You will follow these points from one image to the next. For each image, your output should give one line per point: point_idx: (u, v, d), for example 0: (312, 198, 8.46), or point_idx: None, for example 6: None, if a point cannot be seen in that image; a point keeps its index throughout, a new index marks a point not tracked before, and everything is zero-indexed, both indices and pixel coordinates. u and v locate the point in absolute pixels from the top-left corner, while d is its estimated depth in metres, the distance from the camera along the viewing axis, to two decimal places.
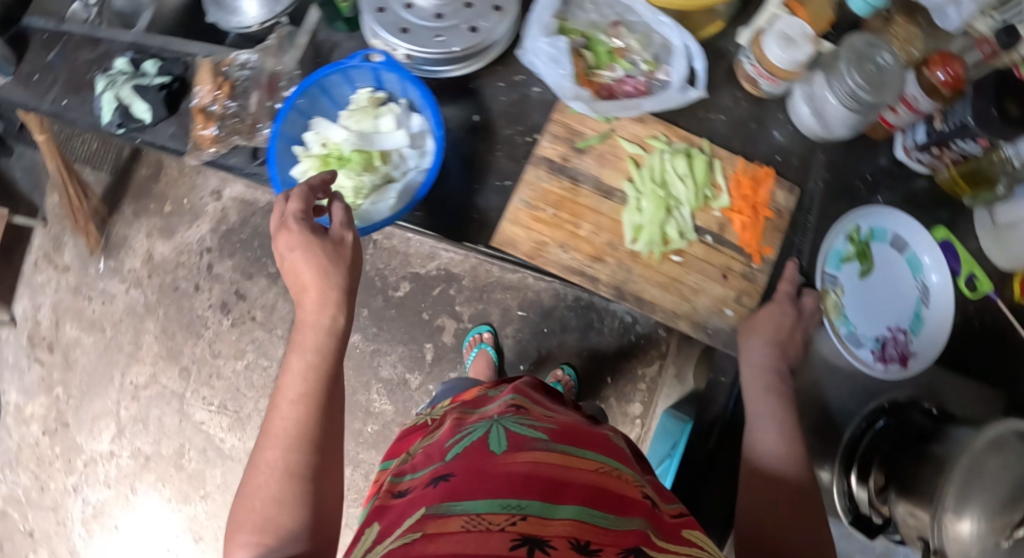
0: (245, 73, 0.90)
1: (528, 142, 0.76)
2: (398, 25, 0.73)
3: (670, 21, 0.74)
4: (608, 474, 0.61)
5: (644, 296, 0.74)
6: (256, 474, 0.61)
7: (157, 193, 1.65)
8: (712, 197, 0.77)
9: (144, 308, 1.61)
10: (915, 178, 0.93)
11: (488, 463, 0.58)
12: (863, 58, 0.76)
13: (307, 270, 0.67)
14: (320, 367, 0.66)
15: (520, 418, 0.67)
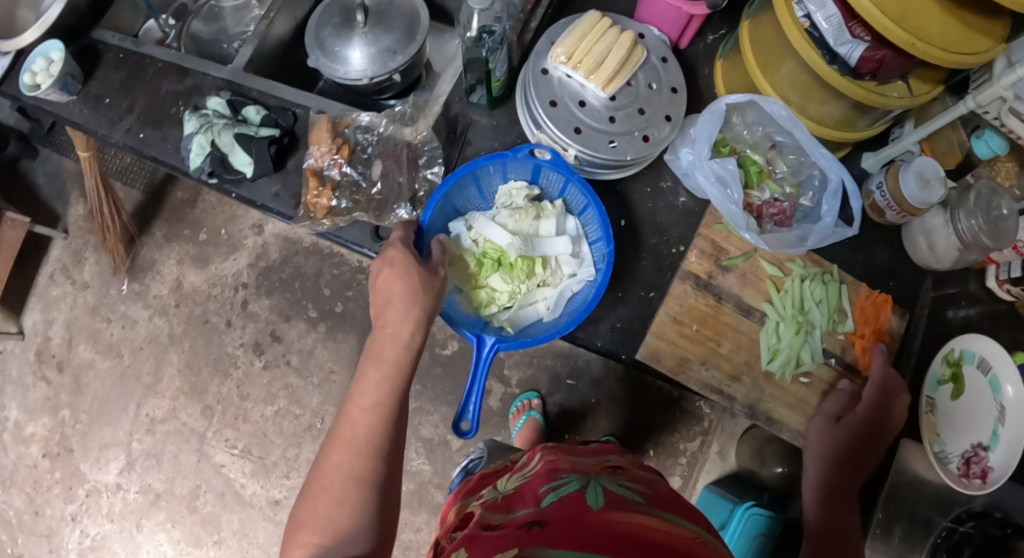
0: (368, 138, 0.89)
1: (671, 252, 0.77)
2: (571, 123, 0.72)
3: (829, 154, 0.73)
4: (706, 546, 0.56)
5: (775, 416, 0.75)
6: (319, 476, 0.60)
7: (193, 218, 1.55)
8: (839, 322, 0.79)
9: (169, 337, 1.52)
10: (1000, 306, 0.97)
11: (585, 517, 0.56)
12: (991, 204, 0.81)
13: (400, 303, 0.65)
14: (393, 382, 0.63)
15: (617, 480, 0.65)
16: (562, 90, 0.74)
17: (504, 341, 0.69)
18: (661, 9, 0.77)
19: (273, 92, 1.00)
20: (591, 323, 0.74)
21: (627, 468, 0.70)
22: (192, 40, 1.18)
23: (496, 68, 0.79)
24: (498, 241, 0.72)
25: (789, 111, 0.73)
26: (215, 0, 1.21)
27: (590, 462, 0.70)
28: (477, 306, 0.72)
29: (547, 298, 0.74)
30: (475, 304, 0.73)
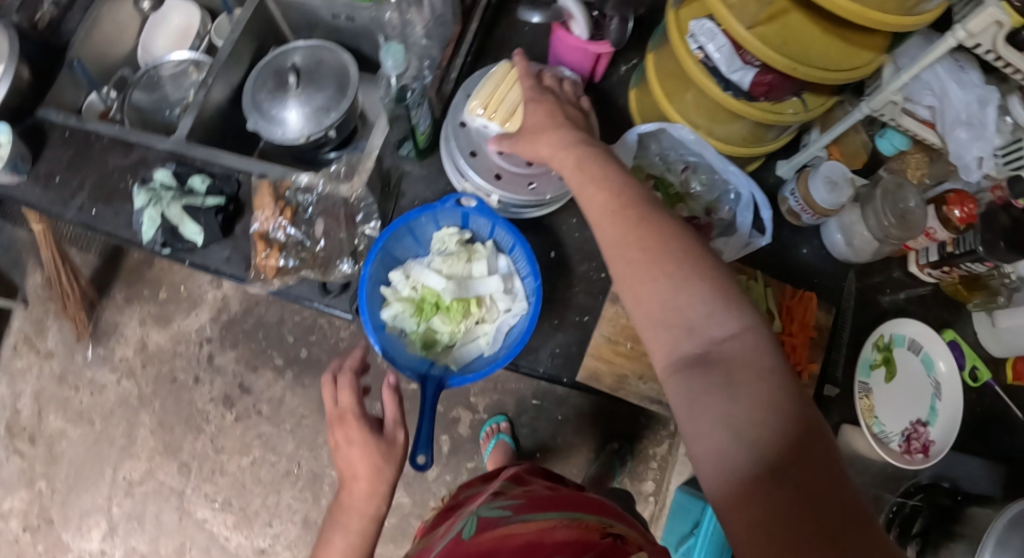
0: (310, 199, 0.92)
1: (602, 277, 0.81)
2: (490, 171, 0.77)
3: (738, 171, 0.78)
4: (569, 528, 0.63)
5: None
6: None
7: (152, 278, 1.56)
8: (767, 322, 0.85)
9: (139, 399, 1.52)
10: (924, 288, 1.04)
11: (463, 545, 0.65)
12: (897, 199, 0.86)
13: (362, 464, 0.74)
14: (367, 527, 0.74)
15: (497, 502, 0.73)
16: (481, 140, 0.79)
17: (445, 378, 0.72)
18: (570, 48, 0.82)
19: (217, 159, 1.02)
20: (532, 352, 0.78)
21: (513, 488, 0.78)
22: (136, 112, 1.19)
23: (419, 123, 0.83)
24: (434, 286, 0.76)
25: (695, 135, 0.78)
26: (154, 69, 1.22)
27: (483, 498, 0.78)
28: (420, 348, 0.76)
29: (487, 334, 0.78)
30: (416, 345, 0.76)
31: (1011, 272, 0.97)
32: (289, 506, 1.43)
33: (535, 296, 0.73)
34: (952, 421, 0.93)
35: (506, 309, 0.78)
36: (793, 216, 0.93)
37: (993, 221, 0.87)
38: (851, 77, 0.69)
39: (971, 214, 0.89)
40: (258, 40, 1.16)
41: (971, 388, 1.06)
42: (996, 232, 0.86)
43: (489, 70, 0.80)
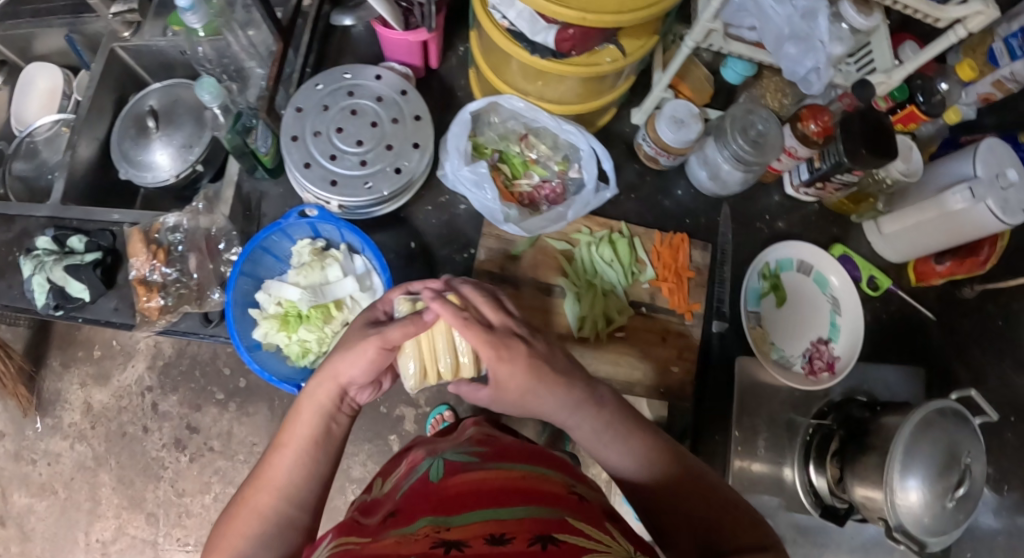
0: (178, 236, 0.92)
1: (466, 257, 0.85)
2: (326, 177, 0.79)
3: (573, 129, 0.80)
4: (533, 479, 0.58)
5: (599, 375, 0.82)
6: (235, 522, 0.60)
7: (84, 339, 1.55)
8: (639, 272, 0.86)
9: (95, 460, 1.50)
10: (805, 206, 1.06)
11: (428, 491, 0.58)
12: (746, 124, 0.86)
13: (305, 421, 0.64)
14: (309, 469, 0.63)
15: (461, 450, 0.68)
16: (314, 151, 0.80)
17: (317, 385, 0.76)
18: (394, 42, 0.85)
19: (91, 217, 1.01)
20: None
21: (479, 435, 0.73)
22: (20, 182, 1.21)
23: (259, 144, 0.85)
24: (297, 299, 0.79)
25: (525, 102, 0.80)
26: (28, 136, 1.22)
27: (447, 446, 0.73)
28: (295, 360, 0.80)
29: (355, 335, 0.80)
30: (291, 358, 0.80)
31: (885, 178, 0.98)
32: None
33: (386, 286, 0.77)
34: (855, 337, 0.98)
35: (369, 306, 0.81)
36: (652, 161, 0.92)
37: (852, 130, 0.86)
38: (638, 16, 0.65)
39: (829, 124, 0.88)
40: (117, 90, 1.15)
41: (872, 297, 1.07)
42: (856, 139, 0.85)
43: (315, 84, 0.83)
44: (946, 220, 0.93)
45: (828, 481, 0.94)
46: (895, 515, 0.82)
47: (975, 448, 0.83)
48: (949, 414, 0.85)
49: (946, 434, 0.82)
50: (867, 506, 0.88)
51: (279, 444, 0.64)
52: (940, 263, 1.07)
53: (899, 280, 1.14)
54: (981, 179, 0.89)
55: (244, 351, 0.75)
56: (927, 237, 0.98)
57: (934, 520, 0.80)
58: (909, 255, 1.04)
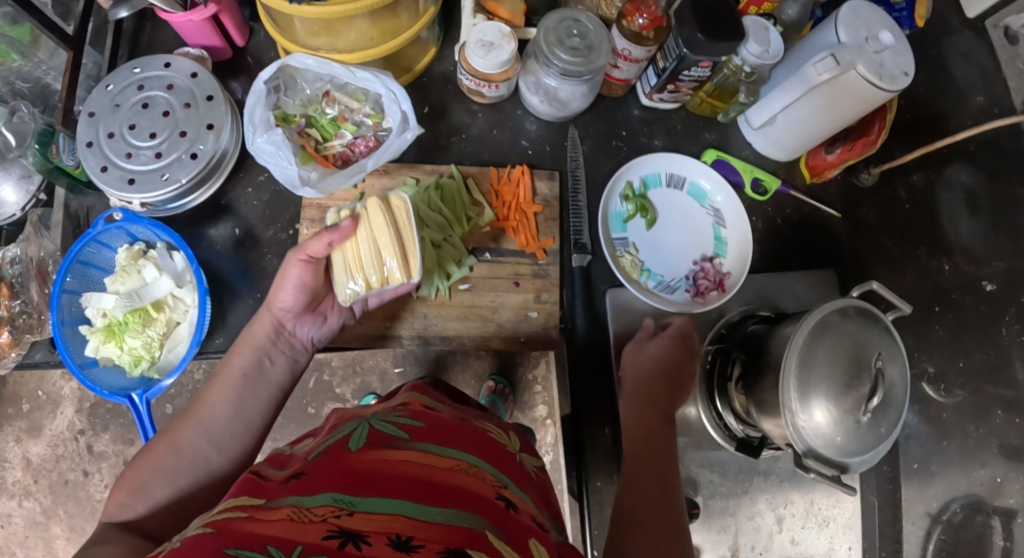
0: (17, 268, 0.90)
1: (291, 235, 0.83)
2: (124, 176, 0.76)
3: (366, 74, 0.76)
4: (463, 471, 0.57)
5: (448, 333, 0.80)
6: (167, 448, 0.65)
7: (12, 394, 1.43)
8: (476, 215, 0.82)
9: (44, 514, 1.43)
10: (668, 119, 1.01)
11: (344, 460, 0.55)
12: (562, 35, 0.82)
13: (223, 398, 0.68)
14: (243, 417, 0.68)
15: (392, 416, 0.63)
16: (110, 152, 0.78)
17: (149, 390, 0.77)
18: (183, 25, 0.81)
19: None
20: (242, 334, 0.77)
21: (412, 404, 0.68)
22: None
23: (65, 158, 0.83)
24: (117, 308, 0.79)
25: (314, 58, 0.76)
26: None
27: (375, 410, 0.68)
28: (130, 369, 0.79)
29: (187, 333, 0.81)
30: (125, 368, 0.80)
31: (743, 66, 0.90)
32: None
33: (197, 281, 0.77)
34: (741, 249, 0.93)
35: (194, 301, 0.81)
36: (482, 95, 0.88)
37: (684, 17, 0.83)
38: None
39: (657, 15, 0.86)
40: None
41: (764, 203, 1.05)
42: (691, 25, 0.82)
43: (103, 84, 0.80)
44: (811, 95, 0.89)
45: (736, 413, 0.93)
46: (807, 439, 0.81)
47: (887, 350, 0.82)
48: (851, 316, 0.83)
49: (848, 338, 0.81)
50: (774, 434, 0.87)
51: (210, 383, 0.69)
52: (830, 152, 1.01)
53: (793, 179, 1.07)
54: (845, 45, 0.85)
55: (70, 368, 0.76)
56: (801, 119, 0.94)
57: (848, 439, 0.80)
58: (794, 147, 1.00)
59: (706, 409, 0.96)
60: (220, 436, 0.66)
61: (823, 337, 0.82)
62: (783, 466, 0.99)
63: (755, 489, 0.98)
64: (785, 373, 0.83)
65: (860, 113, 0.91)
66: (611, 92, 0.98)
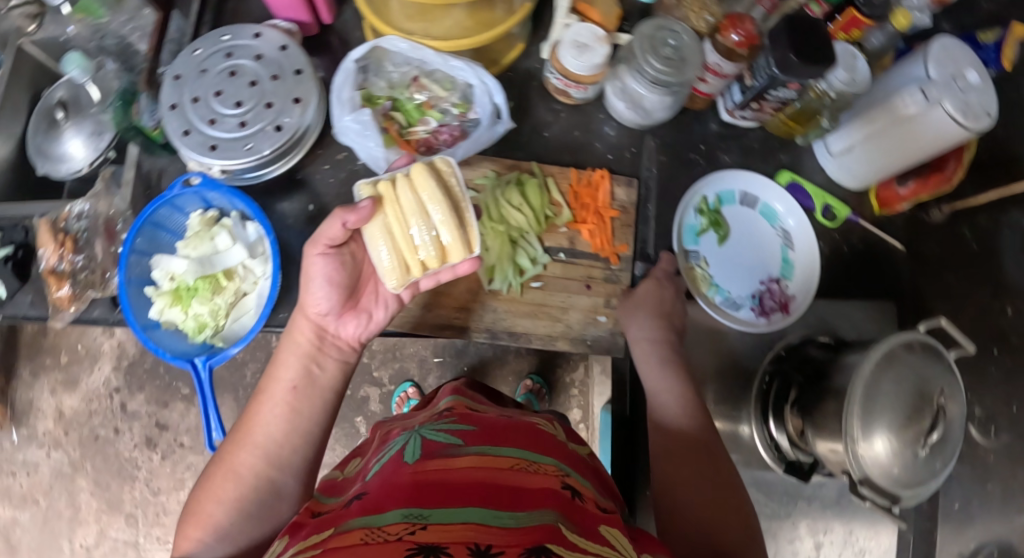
0: (83, 224, 0.91)
1: None
2: (206, 142, 0.76)
3: (461, 64, 0.78)
4: (527, 469, 0.51)
5: (516, 329, 0.81)
6: (223, 477, 0.63)
7: (51, 345, 1.44)
8: (554, 215, 0.83)
9: (71, 467, 1.42)
10: (745, 134, 0.99)
11: (401, 474, 0.49)
12: (656, 42, 0.82)
13: (281, 411, 0.66)
14: (299, 428, 0.66)
15: (440, 424, 0.57)
16: (193, 117, 0.77)
17: (213, 357, 0.77)
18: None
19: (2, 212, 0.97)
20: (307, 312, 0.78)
21: (458, 407, 0.62)
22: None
23: (145, 119, 0.83)
24: (187, 273, 0.79)
25: (408, 42, 0.78)
26: None
27: (420, 419, 0.62)
28: (193, 335, 0.80)
29: (252, 304, 0.81)
30: (188, 334, 0.80)
31: (828, 92, 0.88)
32: None
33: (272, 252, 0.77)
34: (811, 273, 0.92)
35: (263, 273, 0.81)
36: (567, 96, 0.89)
37: (779, 37, 0.81)
38: None
39: (752, 34, 0.84)
40: (33, 87, 1.05)
41: (831, 229, 1.01)
42: (784, 47, 0.80)
43: (189, 48, 0.79)
44: (894, 129, 0.87)
45: (790, 436, 0.88)
46: (861, 469, 0.75)
47: (949, 385, 0.76)
48: (916, 350, 0.77)
49: (912, 371, 0.76)
50: (831, 460, 0.81)
51: (261, 397, 0.67)
52: (903, 186, 0.98)
53: (861, 209, 1.03)
54: (935, 80, 0.83)
55: (136, 328, 0.75)
56: (881, 151, 0.92)
57: (906, 471, 0.74)
58: (870, 179, 0.98)
59: (758, 433, 0.92)
60: (278, 450, 0.64)
61: (886, 367, 0.76)
62: (829, 493, 0.97)
63: (798, 514, 0.96)
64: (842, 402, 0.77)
65: (940, 150, 0.88)
66: (692, 102, 0.95)
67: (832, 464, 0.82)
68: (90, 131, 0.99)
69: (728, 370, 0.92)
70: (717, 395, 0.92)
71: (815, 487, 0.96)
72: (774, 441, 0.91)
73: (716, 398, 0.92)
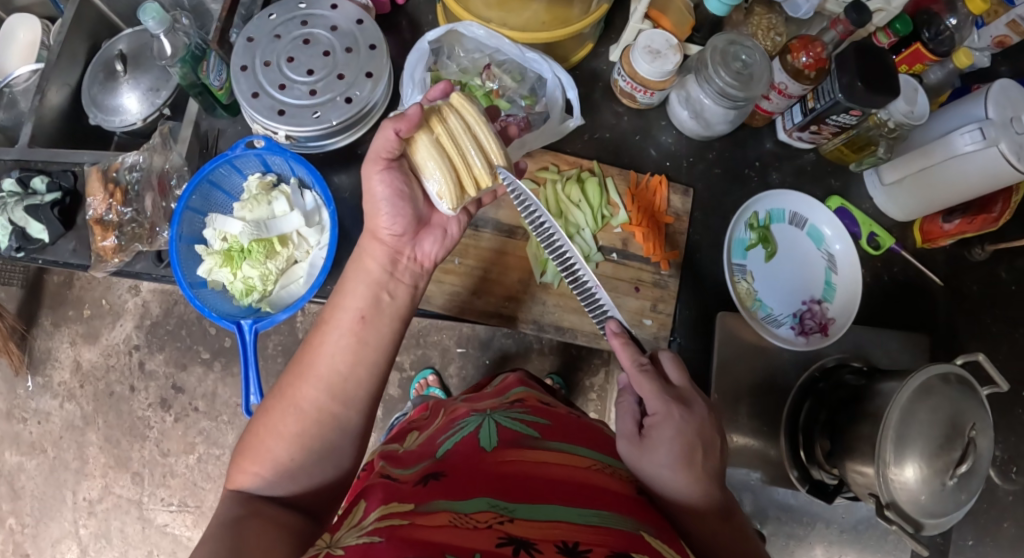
0: (135, 176, 0.91)
1: None
2: (274, 107, 0.77)
3: (536, 56, 0.83)
4: (601, 471, 0.60)
5: (563, 324, 0.85)
6: (284, 407, 0.64)
7: (75, 298, 1.29)
8: (611, 216, 0.91)
9: (83, 420, 1.27)
10: (799, 155, 0.99)
11: (482, 460, 0.59)
12: (727, 56, 0.83)
13: (347, 342, 0.66)
14: (363, 360, 0.66)
15: (514, 413, 0.67)
16: (263, 80, 0.78)
17: (260, 320, 0.77)
18: None
19: (56, 157, 0.95)
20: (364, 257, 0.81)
21: (528, 400, 0.72)
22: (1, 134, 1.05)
23: (212, 78, 0.82)
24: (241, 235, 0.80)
25: (484, 29, 0.82)
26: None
27: (489, 403, 0.72)
28: (239, 298, 0.81)
29: (302, 273, 0.83)
30: (235, 296, 0.81)
31: (886, 121, 0.87)
32: None
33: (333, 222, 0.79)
34: (853, 295, 0.91)
35: (317, 243, 0.83)
36: (631, 100, 0.92)
37: (845, 63, 0.82)
38: None
39: (821, 57, 0.84)
40: (92, 38, 1.05)
41: (874, 257, 1.00)
42: (851, 72, 0.81)
43: (266, 12, 0.80)
44: (946, 162, 0.86)
45: (817, 458, 0.87)
46: (888, 494, 0.73)
47: (982, 419, 0.73)
48: (953, 383, 0.74)
49: (947, 403, 0.72)
50: (857, 484, 0.80)
51: (326, 327, 0.67)
52: (948, 221, 0.95)
53: (903, 241, 1.00)
54: (993, 121, 0.82)
55: (186, 285, 0.76)
56: (931, 187, 0.90)
57: (934, 500, 0.71)
58: (916, 214, 0.96)
59: (787, 456, 0.91)
60: (343, 384, 0.65)
61: (920, 397, 0.73)
62: (847, 518, 0.97)
63: (815, 535, 0.96)
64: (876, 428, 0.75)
65: (988, 191, 0.87)
66: (750, 118, 0.96)
67: (858, 489, 0.80)
68: (147, 87, 0.99)
69: (762, 388, 0.92)
70: (752, 411, 0.91)
71: (836, 509, 0.96)
72: (803, 463, 0.89)
73: (750, 413, 0.91)
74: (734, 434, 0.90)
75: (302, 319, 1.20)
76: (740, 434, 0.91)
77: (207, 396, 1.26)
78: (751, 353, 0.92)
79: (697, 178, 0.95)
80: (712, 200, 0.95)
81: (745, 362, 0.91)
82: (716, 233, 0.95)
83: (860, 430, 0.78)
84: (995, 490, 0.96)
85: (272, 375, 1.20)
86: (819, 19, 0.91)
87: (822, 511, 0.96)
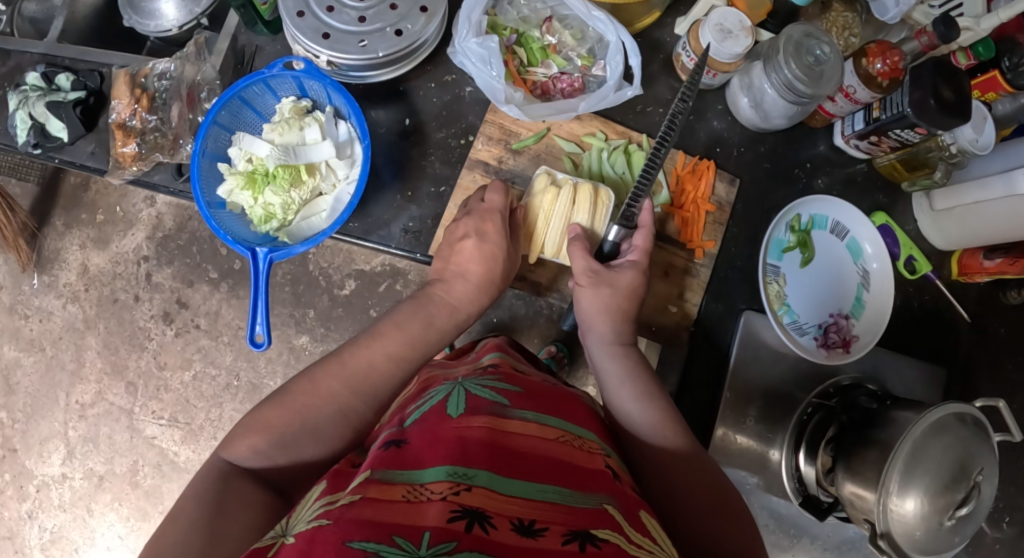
0: (164, 84, 0.89)
1: (460, 144, 0.86)
2: (320, 29, 0.76)
3: (602, 17, 0.79)
4: (571, 443, 0.57)
5: None
6: (311, 390, 0.62)
7: (89, 201, 1.27)
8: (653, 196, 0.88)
9: (84, 323, 1.26)
10: (851, 162, 0.94)
11: (444, 427, 0.54)
12: (801, 49, 0.78)
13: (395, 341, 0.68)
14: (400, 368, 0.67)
15: (486, 380, 0.63)
16: None
17: (276, 249, 0.75)
18: None
19: (83, 56, 0.92)
20: (384, 226, 0.84)
21: (503, 366, 0.69)
22: (30, 26, 0.99)
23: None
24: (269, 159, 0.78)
25: None
26: None
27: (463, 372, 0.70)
28: (258, 224, 0.79)
29: (325, 207, 0.81)
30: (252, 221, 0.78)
31: (949, 145, 0.82)
32: (218, 428, 1.23)
33: (365, 157, 0.76)
34: (879, 316, 0.88)
35: (345, 177, 0.81)
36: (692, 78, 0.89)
37: (921, 75, 0.77)
38: None
39: (897, 66, 0.80)
40: None
41: (907, 281, 0.95)
42: (924, 88, 0.76)
43: None
44: (1003, 199, 0.81)
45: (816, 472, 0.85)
46: (884, 523, 0.69)
47: (990, 465, 0.70)
48: (967, 423, 0.70)
49: (957, 443, 0.68)
50: (852, 507, 0.77)
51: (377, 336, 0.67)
52: (989, 258, 0.89)
53: (939, 269, 0.96)
54: None
55: (202, 204, 0.74)
56: (980, 221, 0.86)
57: (929, 537, 0.68)
58: (958, 244, 0.92)
59: (787, 467, 0.89)
60: (375, 396, 0.65)
61: (933, 432, 0.69)
62: (834, 536, 0.95)
63: (799, 550, 0.95)
64: (885, 455, 0.71)
65: None
66: (810, 117, 0.92)
67: (852, 513, 0.77)
68: None
69: (774, 395, 0.89)
70: (759, 414, 0.89)
71: (823, 527, 0.95)
72: (799, 475, 0.88)
73: (757, 417, 0.89)
74: (737, 434, 0.89)
75: (314, 250, 1.17)
76: (745, 436, 0.89)
77: (208, 315, 1.23)
78: (766, 357, 0.89)
79: (743, 171, 0.92)
80: (754, 196, 0.92)
81: (759, 363, 0.89)
82: (754, 229, 0.92)
83: (863, 453, 0.75)
84: (986, 539, 0.93)
85: (276, 304, 1.18)
86: (899, 27, 0.88)
87: (810, 526, 0.95)
